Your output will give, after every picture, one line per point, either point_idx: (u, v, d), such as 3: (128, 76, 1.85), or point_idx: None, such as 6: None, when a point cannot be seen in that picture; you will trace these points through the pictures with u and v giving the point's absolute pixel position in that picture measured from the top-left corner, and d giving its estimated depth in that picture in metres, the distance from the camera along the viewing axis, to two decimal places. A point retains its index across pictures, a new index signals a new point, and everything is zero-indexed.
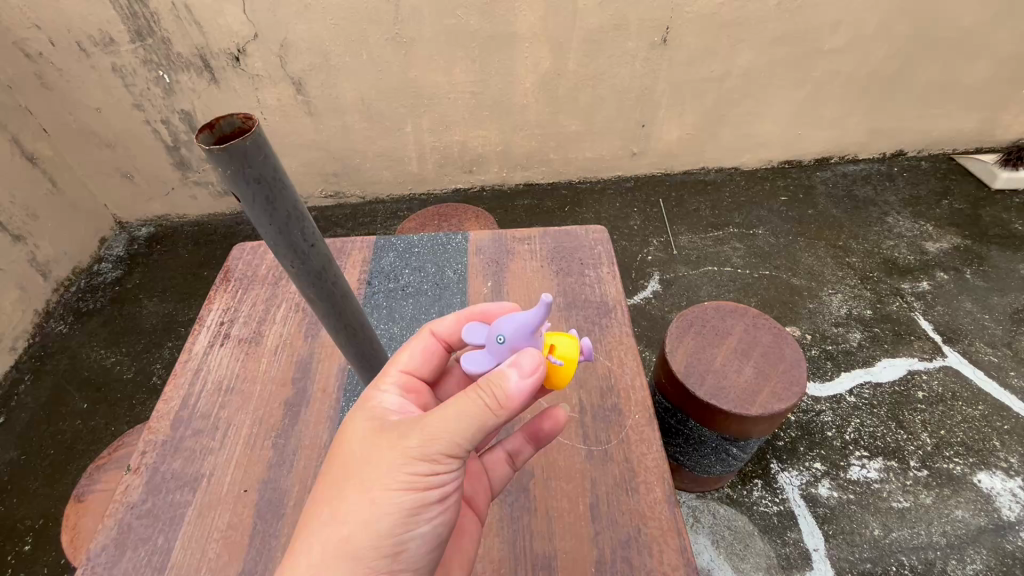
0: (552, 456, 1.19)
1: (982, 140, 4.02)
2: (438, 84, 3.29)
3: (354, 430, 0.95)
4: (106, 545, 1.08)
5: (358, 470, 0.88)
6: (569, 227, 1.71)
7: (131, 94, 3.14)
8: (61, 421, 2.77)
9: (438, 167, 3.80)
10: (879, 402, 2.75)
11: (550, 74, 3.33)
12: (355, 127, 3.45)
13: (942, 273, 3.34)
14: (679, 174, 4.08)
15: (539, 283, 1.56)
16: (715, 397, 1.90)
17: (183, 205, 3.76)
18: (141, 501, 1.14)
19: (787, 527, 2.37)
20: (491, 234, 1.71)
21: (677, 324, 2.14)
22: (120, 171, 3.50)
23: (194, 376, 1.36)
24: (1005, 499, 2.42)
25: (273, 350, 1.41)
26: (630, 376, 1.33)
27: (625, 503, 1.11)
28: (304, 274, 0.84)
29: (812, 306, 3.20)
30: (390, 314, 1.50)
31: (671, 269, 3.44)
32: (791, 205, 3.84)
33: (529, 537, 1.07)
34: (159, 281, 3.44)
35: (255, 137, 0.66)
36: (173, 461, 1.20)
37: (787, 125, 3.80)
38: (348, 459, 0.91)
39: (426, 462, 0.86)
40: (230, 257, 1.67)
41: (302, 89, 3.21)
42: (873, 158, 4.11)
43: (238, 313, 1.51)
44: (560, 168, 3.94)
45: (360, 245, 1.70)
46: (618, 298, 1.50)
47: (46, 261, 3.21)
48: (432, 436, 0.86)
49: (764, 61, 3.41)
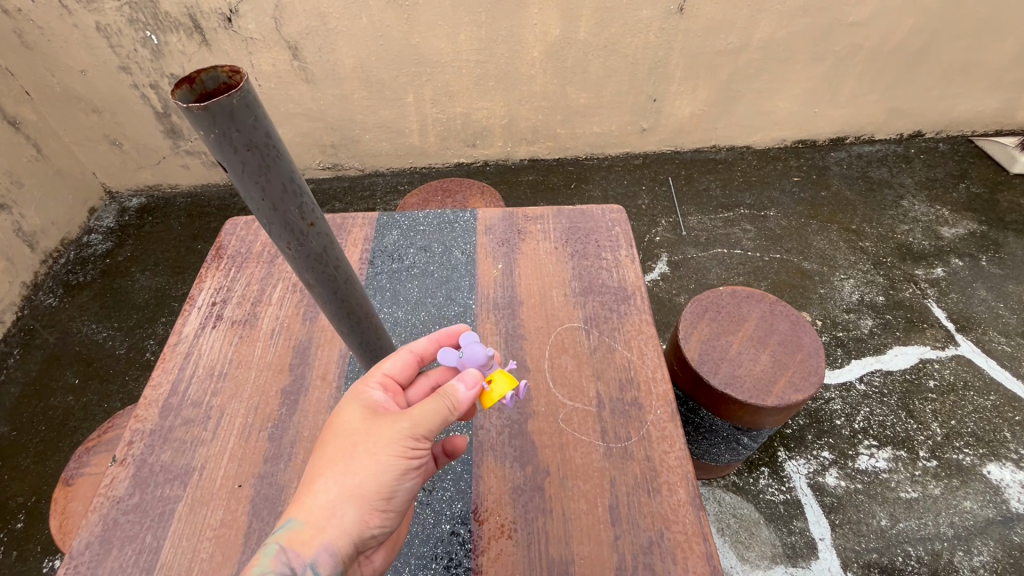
0: (569, 453, 1.11)
1: (1003, 122, 3.88)
2: (441, 51, 3.12)
3: (353, 395, 0.95)
4: (90, 542, 1.00)
5: (364, 430, 0.89)
6: (584, 207, 1.60)
7: (117, 56, 2.97)
8: (52, 397, 2.70)
9: (440, 139, 3.65)
10: (890, 391, 2.69)
11: (560, 42, 3.16)
12: (354, 97, 3.30)
13: (958, 259, 3.25)
14: (689, 152, 3.94)
15: (552, 266, 1.46)
16: (730, 386, 1.82)
17: (174, 175, 3.61)
18: (128, 496, 1.06)
19: (793, 516, 2.33)
20: (501, 212, 1.61)
21: (691, 309, 2.05)
22: (108, 139, 3.35)
23: (184, 360, 1.27)
24: (1014, 491, 2.38)
25: (268, 333, 1.32)
26: (651, 368, 1.25)
27: (647, 505, 1.04)
28: (303, 257, 0.73)
29: (823, 291, 3.12)
30: (394, 297, 1.41)
31: (680, 250, 3.34)
32: (804, 186, 3.72)
33: (543, 540, 1.00)
34: (152, 254, 3.33)
35: (243, 94, 0.56)
36: (162, 452, 1.12)
37: (804, 103, 3.66)
38: (346, 427, 0.90)
39: (428, 426, 0.88)
40: (223, 233, 1.56)
41: (298, 54, 3.04)
42: (890, 139, 3.98)
43: (231, 293, 1.41)
44: (566, 143, 3.79)
45: (362, 222, 1.59)
46: (638, 283, 1.41)
47: (33, 231, 3.09)
48: (435, 401, 0.88)
49: (785, 34, 3.24)
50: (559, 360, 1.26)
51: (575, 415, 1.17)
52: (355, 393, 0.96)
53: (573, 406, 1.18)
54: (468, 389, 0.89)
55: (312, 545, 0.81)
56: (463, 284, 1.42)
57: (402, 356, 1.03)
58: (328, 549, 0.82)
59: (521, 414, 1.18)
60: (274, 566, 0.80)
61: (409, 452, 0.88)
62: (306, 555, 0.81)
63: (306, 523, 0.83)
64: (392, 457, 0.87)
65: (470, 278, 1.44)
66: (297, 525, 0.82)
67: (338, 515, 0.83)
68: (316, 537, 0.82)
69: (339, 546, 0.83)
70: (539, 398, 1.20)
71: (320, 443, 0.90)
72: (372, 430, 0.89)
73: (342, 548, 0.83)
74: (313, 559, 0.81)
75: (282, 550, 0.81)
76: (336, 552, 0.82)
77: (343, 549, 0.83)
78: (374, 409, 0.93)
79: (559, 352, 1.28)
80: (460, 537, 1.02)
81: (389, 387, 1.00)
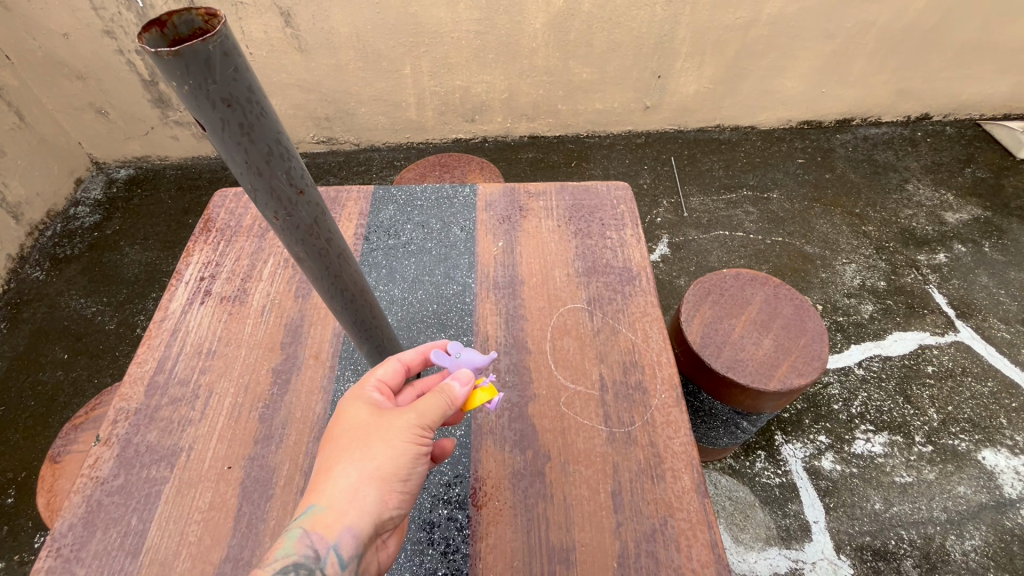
0: (570, 437, 1.08)
1: (1011, 106, 3.81)
2: (440, 21, 3.00)
3: (354, 393, 0.90)
4: (73, 523, 0.96)
5: (375, 420, 0.85)
6: (588, 183, 1.54)
7: (101, 19, 2.83)
8: (40, 372, 2.65)
9: (437, 114, 3.54)
10: (888, 376, 2.68)
11: (563, 13, 3.04)
12: (349, 68, 3.18)
13: (961, 245, 3.22)
14: (693, 131, 3.85)
15: (555, 244, 1.40)
16: (732, 370, 1.79)
17: (163, 146, 3.50)
18: (112, 476, 1.02)
19: (788, 499, 2.34)
20: (502, 188, 1.54)
21: (694, 291, 2.01)
22: (94, 107, 3.23)
23: (170, 337, 1.22)
24: (1007, 476, 2.39)
25: (259, 310, 1.26)
26: (656, 351, 1.21)
27: (650, 491, 1.01)
28: (291, 229, 0.66)
29: (825, 275, 3.09)
30: (390, 274, 1.35)
31: (681, 232, 3.28)
32: (808, 168, 3.65)
33: (544, 526, 0.97)
34: (142, 228, 3.24)
35: (220, 40, 0.49)
36: (148, 432, 1.07)
37: (813, 82, 3.56)
38: (354, 420, 0.86)
39: (438, 414, 0.85)
40: (211, 204, 1.49)
41: (291, 21, 2.92)
42: (896, 122, 3.90)
43: (220, 267, 1.35)
44: (567, 120, 3.70)
45: (356, 195, 1.52)
46: (643, 264, 1.36)
47: (17, 202, 2.99)
48: (441, 387, 0.86)
49: (796, 9, 3.13)
50: (561, 342, 1.22)
51: (577, 399, 1.13)
52: (355, 393, 0.91)
53: (574, 389, 1.15)
54: (463, 385, 0.87)
55: (335, 528, 0.77)
56: (462, 262, 1.37)
57: (391, 362, 0.96)
58: (352, 531, 0.78)
59: (521, 396, 1.14)
60: (299, 549, 0.75)
61: (425, 434, 0.85)
62: (330, 537, 0.76)
63: (328, 508, 0.78)
64: (408, 439, 0.84)
65: (469, 256, 1.38)
66: (319, 509, 0.78)
67: (357, 499, 0.79)
68: (339, 520, 0.77)
69: (363, 528, 0.78)
70: (541, 380, 1.16)
71: (327, 439, 0.86)
72: (382, 418, 0.85)
73: (364, 532, 0.79)
74: (336, 542, 0.76)
75: (304, 533, 0.76)
76: (359, 534, 0.78)
77: (366, 531, 0.79)
78: (378, 404, 0.89)
79: (561, 333, 1.23)
80: (458, 523, 0.98)
81: (384, 388, 0.94)
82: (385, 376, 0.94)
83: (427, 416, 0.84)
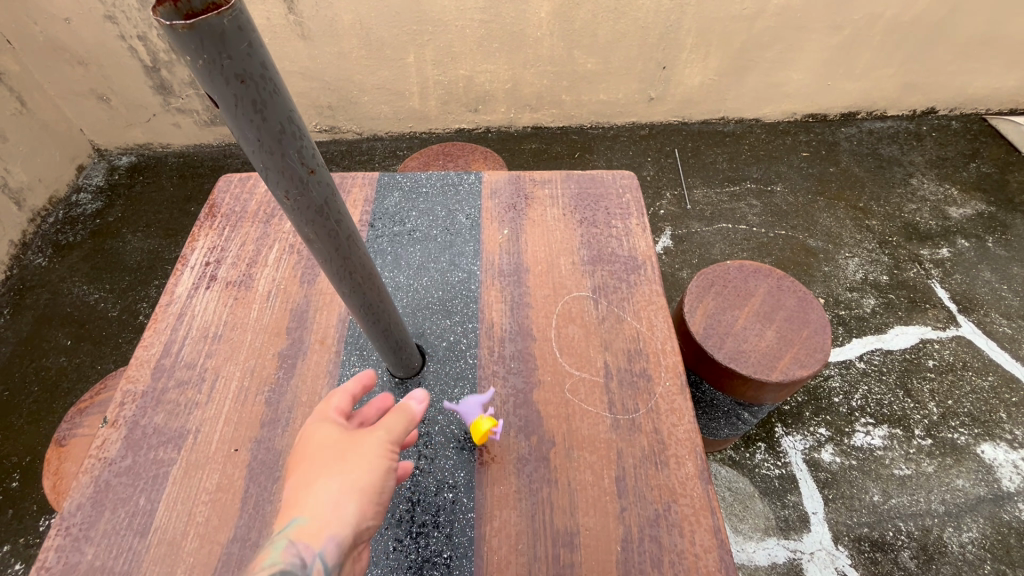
0: (575, 423, 1.08)
1: (1018, 100, 3.79)
2: (444, 9, 2.98)
3: (314, 419, 0.84)
4: (82, 503, 0.97)
5: (344, 439, 0.80)
6: (594, 172, 1.54)
7: (102, 4, 2.81)
8: (43, 358, 2.66)
9: (441, 103, 3.52)
10: (888, 369, 2.69)
11: (569, 3, 3.01)
12: (352, 56, 3.16)
13: (964, 240, 3.21)
14: (697, 123, 3.83)
15: (560, 232, 1.40)
16: (735, 361, 1.80)
17: (165, 134, 3.48)
18: (120, 458, 1.02)
19: (787, 490, 2.35)
20: (507, 176, 1.54)
21: (697, 282, 2.01)
22: (96, 93, 3.21)
23: (176, 321, 1.22)
24: (1006, 470, 2.40)
25: (264, 295, 1.26)
26: (660, 340, 1.21)
27: (654, 477, 1.02)
28: (303, 208, 0.66)
29: (827, 269, 3.08)
30: (396, 261, 1.35)
31: (684, 224, 3.27)
32: (812, 161, 3.63)
33: (548, 511, 0.98)
34: (144, 215, 3.24)
35: (236, 14, 0.49)
36: (155, 414, 1.08)
37: (819, 74, 3.54)
38: (321, 440, 0.80)
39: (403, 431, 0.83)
40: (216, 190, 1.49)
41: (295, 8, 2.89)
42: (902, 115, 3.87)
43: (225, 252, 1.35)
44: (571, 111, 3.68)
45: (361, 181, 1.52)
46: (648, 253, 1.36)
47: (19, 188, 2.99)
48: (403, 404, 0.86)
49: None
50: (566, 330, 1.22)
51: (582, 386, 1.14)
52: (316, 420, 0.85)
53: (579, 376, 1.15)
54: (421, 403, 0.88)
55: (320, 538, 0.67)
56: (468, 250, 1.37)
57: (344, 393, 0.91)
58: (338, 541, 0.68)
59: (526, 383, 1.14)
60: (285, 559, 0.64)
61: (394, 450, 0.81)
62: (316, 546, 0.66)
63: (308, 520, 0.69)
64: (380, 454, 0.80)
65: (474, 244, 1.38)
66: (300, 521, 0.68)
67: (337, 513, 0.71)
68: (324, 529, 0.68)
69: (348, 539, 0.70)
70: (545, 367, 1.16)
71: (292, 464, 0.77)
72: (351, 437, 0.80)
73: (348, 545, 0.70)
74: (323, 550, 0.66)
75: (285, 547, 0.65)
76: (345, 547, 0.69)
77: (350, 544, 0.70)
78: (343, 428, 0.83)
79: (566, 321, 1.24)
80: (462, 507, 0.99)
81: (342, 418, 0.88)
82: (341, 404, 0.88)
83: (396, 429, 0.82)
